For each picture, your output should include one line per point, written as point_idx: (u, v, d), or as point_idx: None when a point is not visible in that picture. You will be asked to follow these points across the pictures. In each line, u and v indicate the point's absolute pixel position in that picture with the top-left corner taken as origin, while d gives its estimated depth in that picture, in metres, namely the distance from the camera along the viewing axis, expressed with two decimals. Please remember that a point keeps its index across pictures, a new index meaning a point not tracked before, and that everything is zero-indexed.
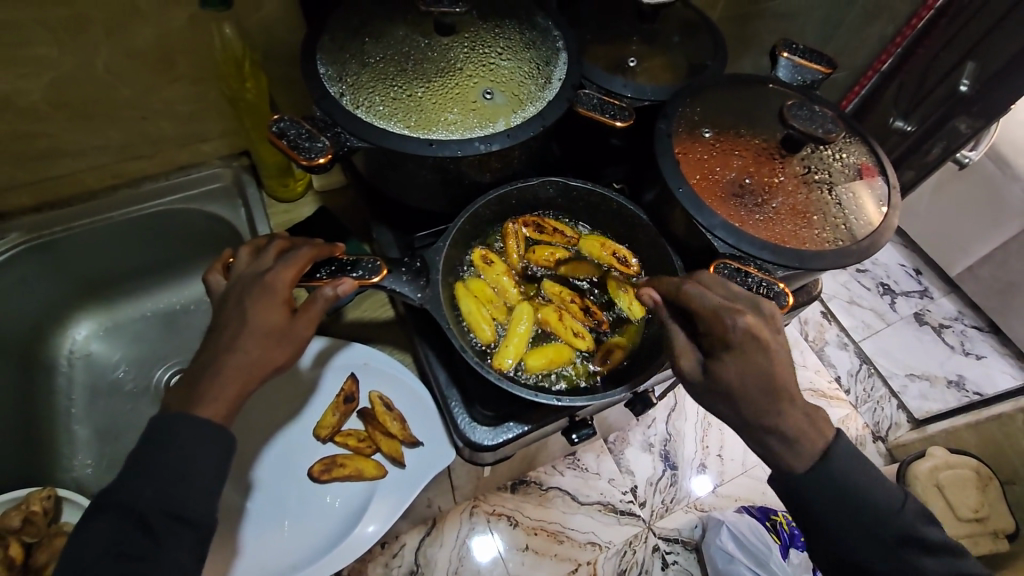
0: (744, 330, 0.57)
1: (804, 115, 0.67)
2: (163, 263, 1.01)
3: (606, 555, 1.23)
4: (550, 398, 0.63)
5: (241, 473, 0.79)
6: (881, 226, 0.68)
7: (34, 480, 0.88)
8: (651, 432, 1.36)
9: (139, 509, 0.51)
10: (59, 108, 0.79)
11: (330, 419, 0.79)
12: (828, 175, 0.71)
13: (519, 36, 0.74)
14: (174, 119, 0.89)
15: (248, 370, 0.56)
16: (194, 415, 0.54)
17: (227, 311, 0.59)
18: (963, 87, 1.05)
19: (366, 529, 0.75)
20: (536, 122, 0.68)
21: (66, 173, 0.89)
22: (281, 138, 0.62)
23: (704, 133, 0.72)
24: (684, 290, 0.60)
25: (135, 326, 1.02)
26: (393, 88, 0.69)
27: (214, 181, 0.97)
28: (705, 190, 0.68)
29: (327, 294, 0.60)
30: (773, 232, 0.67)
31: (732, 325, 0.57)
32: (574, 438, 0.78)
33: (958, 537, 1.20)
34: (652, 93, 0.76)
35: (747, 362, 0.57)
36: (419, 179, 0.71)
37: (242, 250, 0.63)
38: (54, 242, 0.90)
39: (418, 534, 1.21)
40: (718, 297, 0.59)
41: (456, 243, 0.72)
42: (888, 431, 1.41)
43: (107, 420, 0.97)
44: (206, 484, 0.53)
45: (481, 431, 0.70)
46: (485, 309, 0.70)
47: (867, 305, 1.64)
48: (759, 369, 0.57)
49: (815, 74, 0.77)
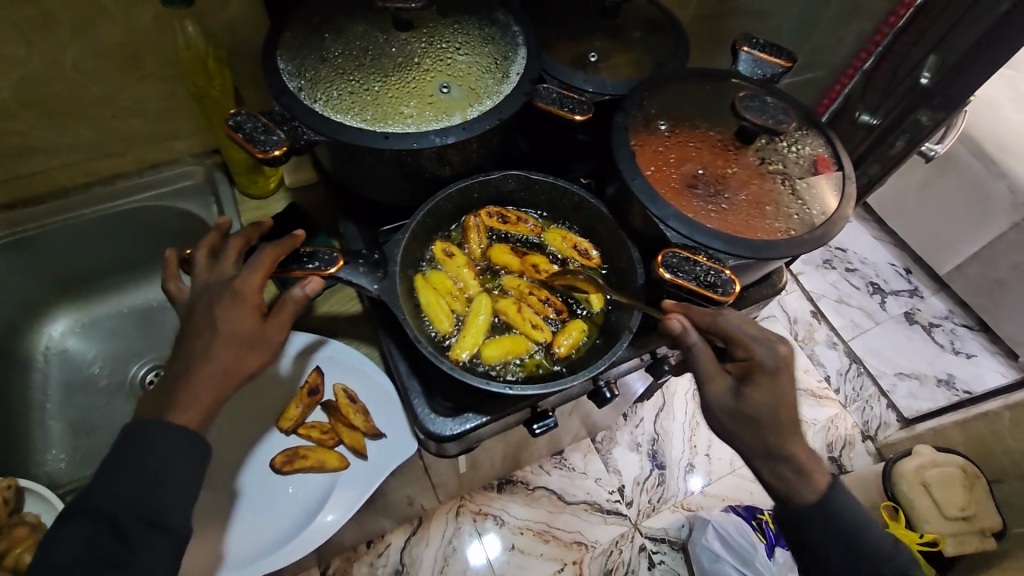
0: (781, 358, 0.61)
1: (755, 107, 0.67)
2: (139, 261, 1.02)
3: (592, 554, 1.23)
4: (502, 387, 0.64)
5: (223, 480, 0.79)
6: (837, 215, 0.68)
7: (7, 472, 0.89)
8: (638, 431, 1.37)
9: (112, 515, 0.53)
10: (30, 106, 0.81)
11: (294, 411, 0.79)
12: (783, 166, 0.71)
13: (478, 30, 0.75)
14: (144, 117, 0.90)
15: (222, 377, 0.58)
16: (168, 421, 0.56)
17: (196, 318, 0.60)
18: (925, 80, 1.06)
19: (326, 519, 0.75)
20: (492, 115, 0.68)
21: (38, 169, 0.90)
22: (237, 131, 0.63)
23: (660, 126, 0.73)
24: (720, 321, 0.63)
25: (110, 322, 1.04)
26: (351, 83, 0.70)
27: (186, 179, 0.98)
28: (660, 182, 0.69)
29: (295, 296, 0.62)
30: (727, 222, 0.67)
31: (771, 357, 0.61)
32: (536, 429, 0.76)
33: (942, 534, 1.18)
34: (612, 87, 0.77)
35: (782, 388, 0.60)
36: (379, 173, 0.71)
37: (198, 252, 0.66)
38: (28, 238, 0.91)
39: (403, 534, 1.22)
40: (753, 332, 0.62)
41: (417, 237, 0.72)
42: (877, 430, 1.45)
43: (83, 415, 0.98)
44: (179, 490, 0.56)
45: (440, 422, 0.70)
46: (443, 301, 0.71)
47: (855, 304, 1.65)
48: (782, 381, 0.60)
49: (775, 68, 0.78)
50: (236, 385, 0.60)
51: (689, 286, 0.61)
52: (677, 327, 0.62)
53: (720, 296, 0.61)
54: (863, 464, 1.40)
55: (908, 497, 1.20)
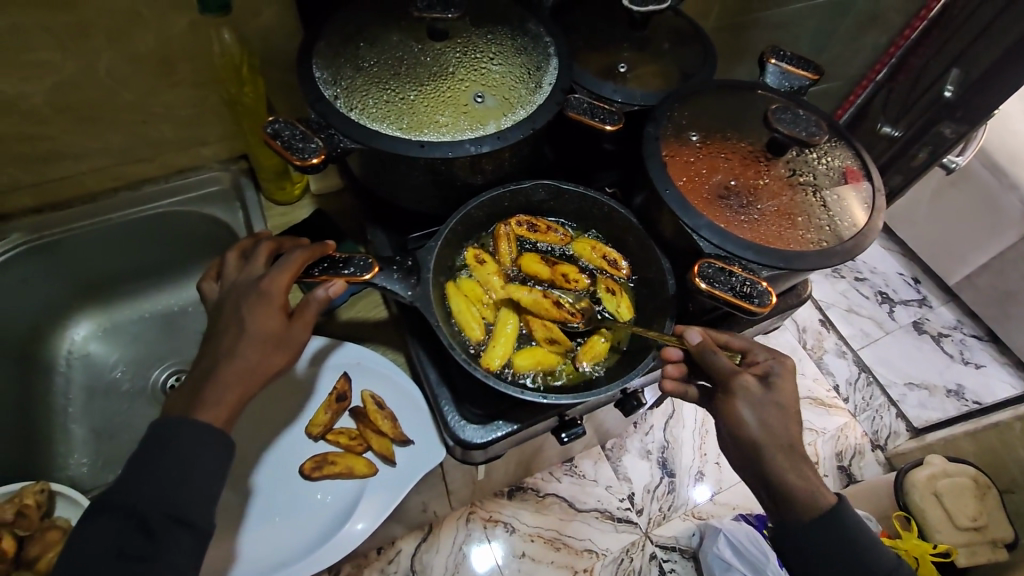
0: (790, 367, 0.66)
1: (787, 119, 0.68)
2: (163, 265, 1.03)
3: (603, 562, 1.23)
4: (536, 396, 0.64)
5: (241, 478, 0.80)
6: (866, 227, 0.69)
7: (30, 475, 0.89)
8: (648, 439, 1.37)
9: (140, 512, 0.52)
10: (62, 111, 0.81)
11: (323, 417, 0.80)
12: (813, 178, 0.72)
13: (511, 41, 0.76)
14: (173, 123, 0.90)
15: (247, 376, 0.58)
16: (197, 419, 0.56)
17: (225, 316, 0.61)
18: (948, 92, 1.08)
19: (355, 527, 0.75)
20: (526, 124, 0.69)
21: (66, 174, 0.90)
22: (275, 139, 0.63)
23: (691, 137, 0.73)
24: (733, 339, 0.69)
25: (133, 328, 1.04)
26: (386, 92, 0.71)
27: (212, 185, 0.99)
28: (691, 192, 0.69)
29: (319, 296, 0.62)
30: (759, 233, 0.68)
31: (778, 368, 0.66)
32: (564, 438, 0.77)
33: (956, 545, 1.17)
34: (641, 98, 0.77)
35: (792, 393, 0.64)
36: (412, 180, 0.72)
37: (229, 256, 0.67)
38: (54, 243, 0.92)
39: (414, 540, 1.22)
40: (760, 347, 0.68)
41: (449, 243, 0.73)
42: (887, 440, 1.45)
43: (103, 419, 0.98)
44: (204, 487, 0.55)
45: (471, 429, 0.71)
46: (474, 308, 0.71)
47: (866, 313, 1.65)
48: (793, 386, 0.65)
49: (802, 80, 0.78)
50: (260, 383, 0.60)
51: (725, 296, 0.61)
52: (696, 339, 0.66)
53: (757, 307, 0.61)
54: (873, 473, 1.40)
55: (921, 508, 1.19)
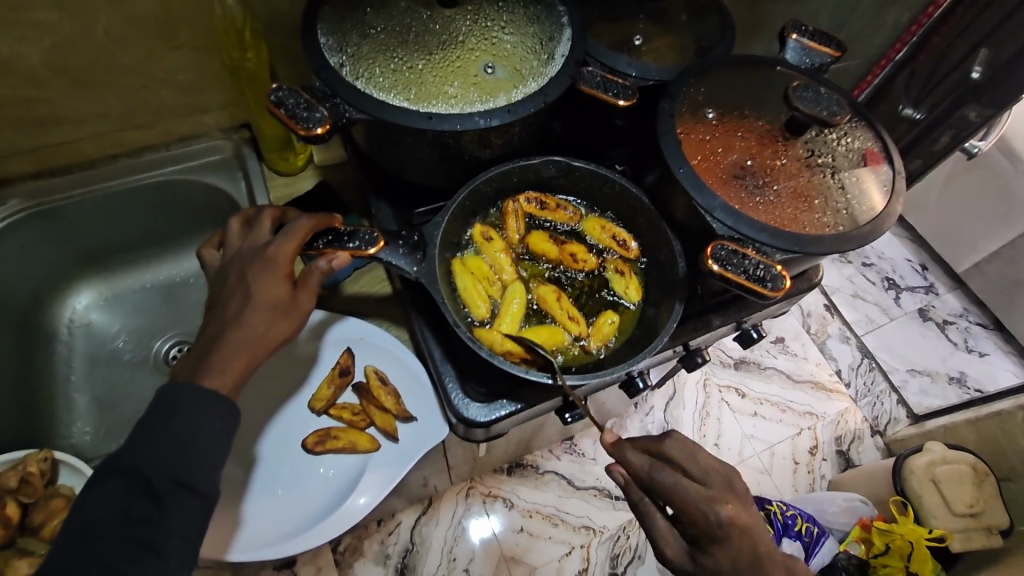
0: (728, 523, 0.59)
1: (809, 98, 0.66)
2: (164, 234, 1.01)
3: (600, 539, 1.24)
4: (541, 376, 0.63)
5: (244, 448, 0.80)
6: (884, 211, 0.67)
7: (34, 443, 0.89)
8: (648, 419, 1.37)
9: (145, 476, 0.52)
10: (60, 74, 0.79)
11: (325, 392, 0.79)
12: (832, 159, 0.70)
13: (523, 9, 0.73)
14: (174, 88, 0.88)
15: (252, 344, 0.58)
16: (202, 384, 0.55)
17: (229, 284, 0.60)
18: (975, 74, 1.09)
19: (358, 501, 0.76)
20: (537, 97, 0.67)
21: (65, 140, 0.88)
22: (279, 107, 0.61)
23: (707, 114, 0.71)
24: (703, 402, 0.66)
25: (135, 297, 1.03)
26: (393, 61, 0.69)
27: (214, 154, 0.97)
28: (706, 172, 0.67)
29: (321, 267, 0.61)
30: (774, 215, 0.66)
31: (713, 518, 0.59)
32: (567, 418, 0.76)
33: (950, 531, 1.17)
34: (656, 73, 0.75)
35: (739, 547, 0.59)
36: (419, 154, 0.70)
37: (233, 223, 0.65)
38: (54, 209, 0.90)
39: (414, 513, 1.23)
40: (700, 488, 0.61)
41: (456, 218, 0.71)
42: (886, 425, 1.45)
43: (106, 387, 0.98)
44: (208, 453, 0.54)
45: (474, 408, 0.70)
46: (480, 286, 0.70)
47: (871, 299, 1.64)
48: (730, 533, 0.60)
49: (824, 57, 0.76)
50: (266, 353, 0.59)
51: (738, 279, 0.60)
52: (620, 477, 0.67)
53: (770, 291, 0.60)
54: (871, 459, 1.40)
55: (918, 495, 1.18)
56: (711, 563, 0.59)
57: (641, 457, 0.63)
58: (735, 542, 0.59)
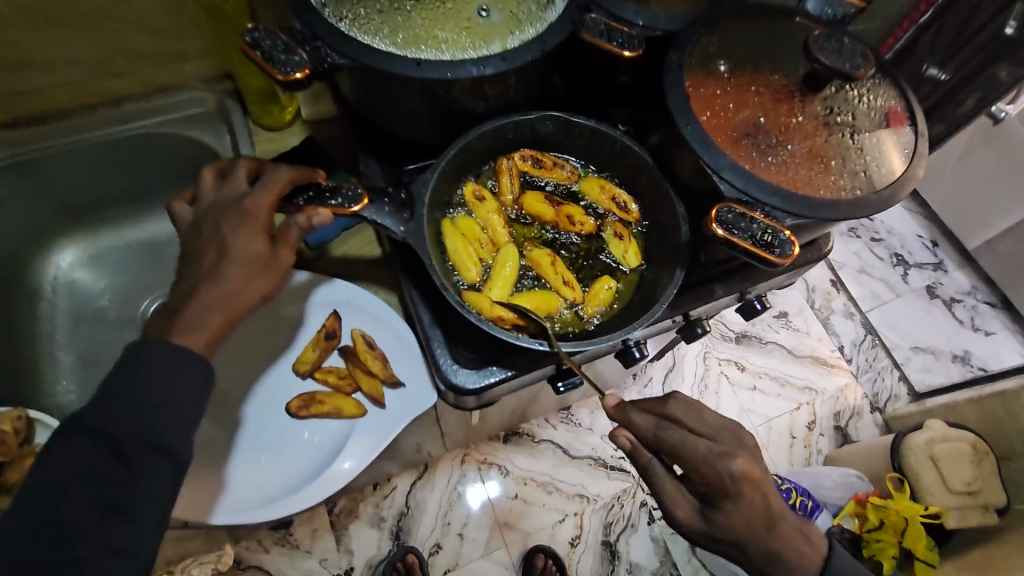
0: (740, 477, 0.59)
1: (830, 49, 0.61)
2: (147, 190, 0.97)
3: (593, 507, 1.24)
4: (534, 342, 0.60)
5: (228, 410, 0.78)
6: (904, 176, 0.62)
7: (18, 401, 0.88)
8: (646, 391, 1.35)
9: (114, 436, 0.49)
10: (26, 14, 0.74)
11: (311, 355, 0.77)
12: (851, 119, 0.65)
13: None
14: (151, 33, 0.83)
15: (226, 302, 0.54)
16: (172, 342, 0.52)
17: (204, 236, 0.57)
18: (1010, 29, 1.01)
19: (343, 465, 0.74)
20: (534, 45, 0.62)
21: (39, 87, 0.84)
22: (254, 48, 0.57)
23: (719, 68, 0.66)
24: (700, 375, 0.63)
25: (119, 256, 1.00)
26: (380, 2, 0.64)
27: (196, 106, 0.92)
28: (715, 129, 0.63)
29: (300, 223, 0.57)
30: (785, 177, 0.62)
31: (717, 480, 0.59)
32: (560, 387, 0.73)
33: (946, 508, 1.15)
34: (664, 23, 0.68)
35: (744, 508, 0.59)
36: (407, 105, 0.65)
37: (207, 174, 0.61)
38: (28, 162, 0.86)
39: (409, 478, 1.22)
40: (705, 447, 0.60)
41: (446, 176, 0.67)
42: (886, 402, 1.43)
43: (91, 347, 0.96)
44: (181, 413, 0.52)
45: (463, 374, 0.68)
46: (471, 249, 0.66)
47: (878, 275, 1.59)
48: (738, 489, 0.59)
49: (847, 8, 0.68)
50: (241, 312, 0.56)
51: (744, 244, 0.56)
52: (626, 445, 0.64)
53: (777, 258, 0.56)
54: (869, 435, 1.39)
55: (915, 472, 1.17)
56: (723, 520, 0.60)
57: (648, 421, 0.62)
58: (744, 501, 0.59)
